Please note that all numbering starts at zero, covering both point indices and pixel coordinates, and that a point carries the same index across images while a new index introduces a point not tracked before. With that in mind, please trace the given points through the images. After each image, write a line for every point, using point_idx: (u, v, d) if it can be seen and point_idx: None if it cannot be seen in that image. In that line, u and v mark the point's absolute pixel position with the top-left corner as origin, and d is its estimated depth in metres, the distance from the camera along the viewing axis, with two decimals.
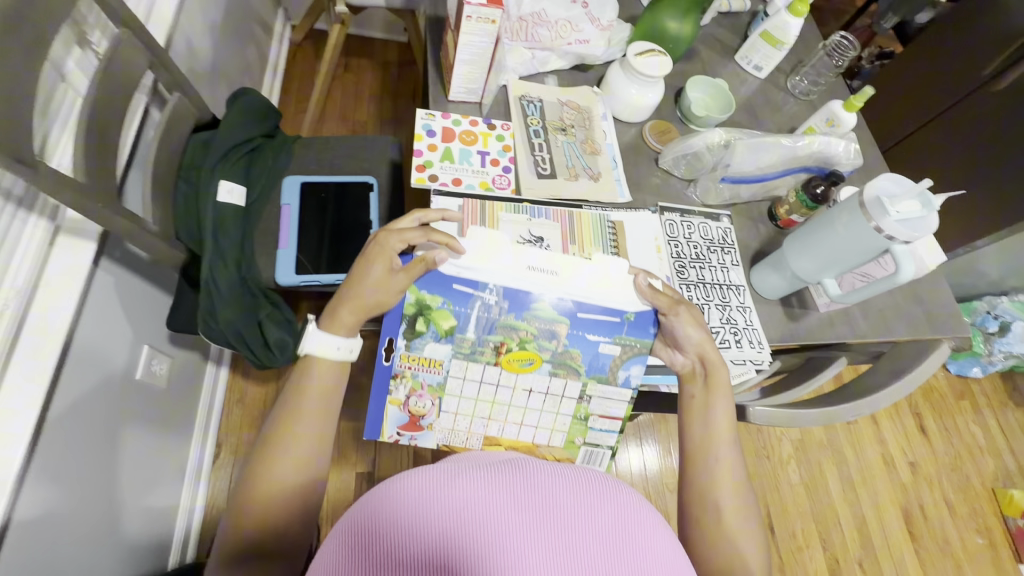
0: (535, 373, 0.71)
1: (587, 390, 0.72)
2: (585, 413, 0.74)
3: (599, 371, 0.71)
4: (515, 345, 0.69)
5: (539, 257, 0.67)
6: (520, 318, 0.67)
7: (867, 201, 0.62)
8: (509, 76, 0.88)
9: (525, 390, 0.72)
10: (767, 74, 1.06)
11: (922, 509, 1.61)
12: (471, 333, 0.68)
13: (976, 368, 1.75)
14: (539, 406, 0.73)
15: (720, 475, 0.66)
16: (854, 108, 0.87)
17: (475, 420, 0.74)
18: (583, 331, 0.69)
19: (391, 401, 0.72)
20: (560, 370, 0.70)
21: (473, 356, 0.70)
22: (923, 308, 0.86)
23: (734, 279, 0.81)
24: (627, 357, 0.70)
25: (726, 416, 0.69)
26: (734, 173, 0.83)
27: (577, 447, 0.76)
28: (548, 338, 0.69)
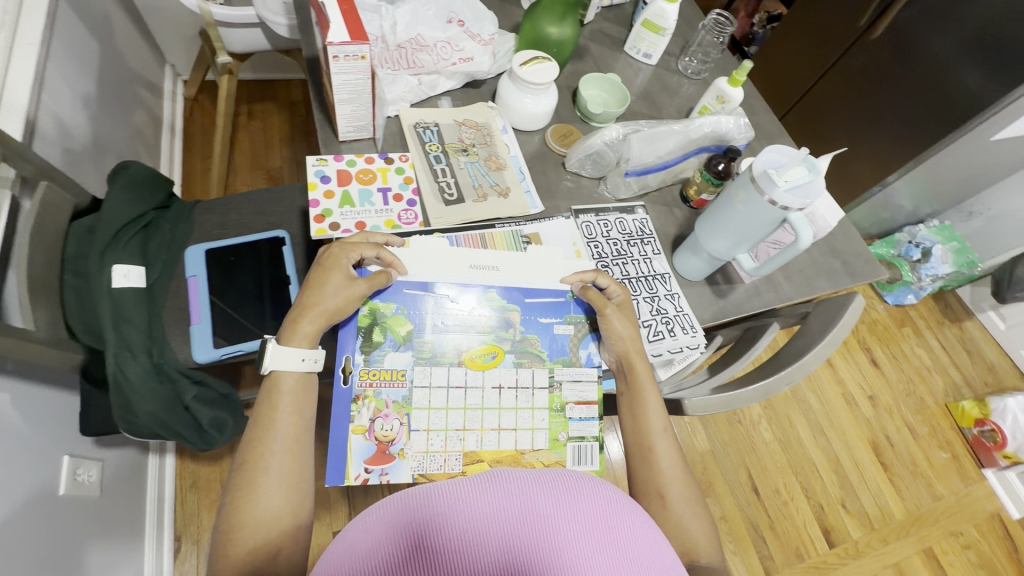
0: (499, 367, 0.71)
1: (554, 374, 0.72)
2: (560, 402, 0.71)
3: (562, 353, 0.73)
4: (475, 338, 0.71)
5: (479, 255, 0.73)
6: (477, 307, 0.72)
7: (757, 176, 0.63)
8: (397, 107, 0.85)
9: (495, 389, 0.70)
10: (658, 60, 1.07)
11: (888, 437, 1.69)
12: (429, 334, 0.70)
13: (910, 295, 1.85)
14: (512, 405, 0.70)
15: (670, 471, 0.65)
16: (739, 82, 0.89)
17: (450, 435, 0.68)
18: (536, 314, 0.74)
19: (355, 430, 0.66)
20: (525, 358, 0.72)
21: (435, 359, 0.70)
22: (840, 259, 0.89)
23: (657, 268, 0.82)
24: (581, 335, 0.74)
25: (658, 411, 0.69)
26: (638, 165, 0.84)
27: (563, 446, 0.70)
28: (506, 328, 0.72)
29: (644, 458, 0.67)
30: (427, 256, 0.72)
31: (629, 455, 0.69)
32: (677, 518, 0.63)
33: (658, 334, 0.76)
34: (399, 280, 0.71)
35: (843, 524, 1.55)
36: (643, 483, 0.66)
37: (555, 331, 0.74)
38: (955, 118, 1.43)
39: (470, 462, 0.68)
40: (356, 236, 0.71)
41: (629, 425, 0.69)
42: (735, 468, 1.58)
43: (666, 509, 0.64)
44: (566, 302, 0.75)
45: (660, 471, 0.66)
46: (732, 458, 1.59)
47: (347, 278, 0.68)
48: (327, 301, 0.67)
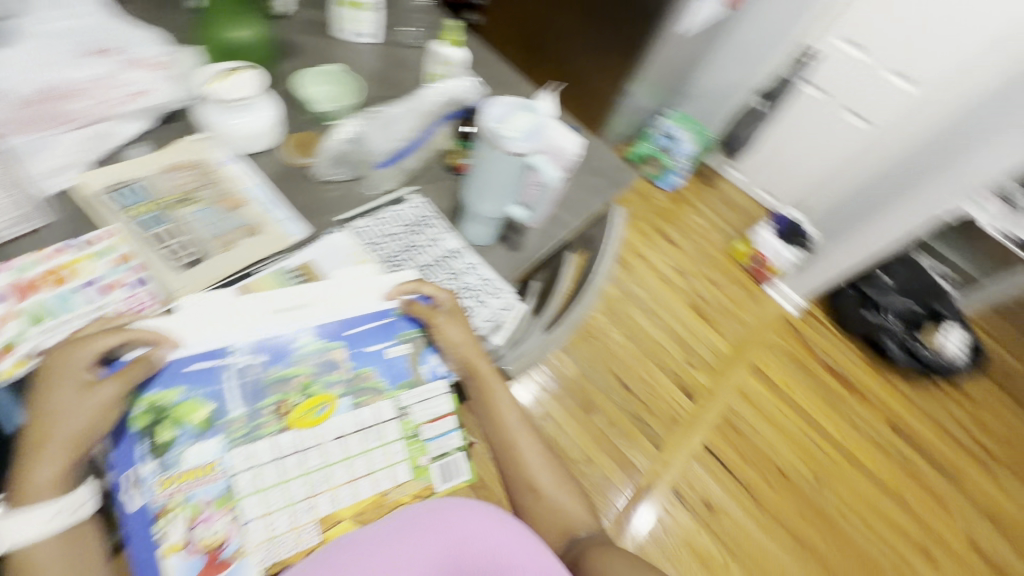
0: (334, 416, 0.64)
1: (400, 402, 0.68)
2: (413, 427, 0.68)
3: (401, 377, 0.69)
4: (297, 396, 0.63)
5: (282, 294, 0.66)
6: (291, 363, 0.64)
7: (488, 133, 0.65)
8: (68, 175, 0.68)
9: (338, 441, 0.64)
10: (374, 35, 1.02)
11: (699, 295, 2.03)
12: (237, 408, 0.60)
13: (675, 176, 2.21)
14: (360, 450, 0.65)
15: (536, 464, 0.70)
16: (456, 43, 0.90)
17: (296, 509, 0.60)
18: (362, 344, 0.68)
19: (168, 551, 0.55)
20: (363, 396, 0.66)
21: (252, 433, 0.60)
22: (599, 175, 0.99)
23: (449, 246, 0.81)
24: (418, 350, 0.71)
25: (513, 411, 0.72)
26: (388, 153, 0.78)
27: (426, 470, 0.67)
28: (332, 370, 0.66)
29: (511, 458, 0.71)
30: (204, 322, 0.62)
31: (498, 459, 0.72)
32: (552, 502, 0.69)
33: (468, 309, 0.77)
34: (173, 359, 0.59)
35: (694, 377, 1.85)
36: (516, 479, 0.70)
37: (388, 354, 0.69)
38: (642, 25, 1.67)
39: (329, 527, 0.61)
40: (89, 327, 0.58)
41: (490, 431, 0.72)
42: (604, 375, 1.76)
43: (541, 500, 0.70)
44: (392, 322, 0.70)
45: (528, 467, 0.70)
46: (600, 370, 1.77)
47: (87, 386, 0.55)
48: (63, 426, 0.54)
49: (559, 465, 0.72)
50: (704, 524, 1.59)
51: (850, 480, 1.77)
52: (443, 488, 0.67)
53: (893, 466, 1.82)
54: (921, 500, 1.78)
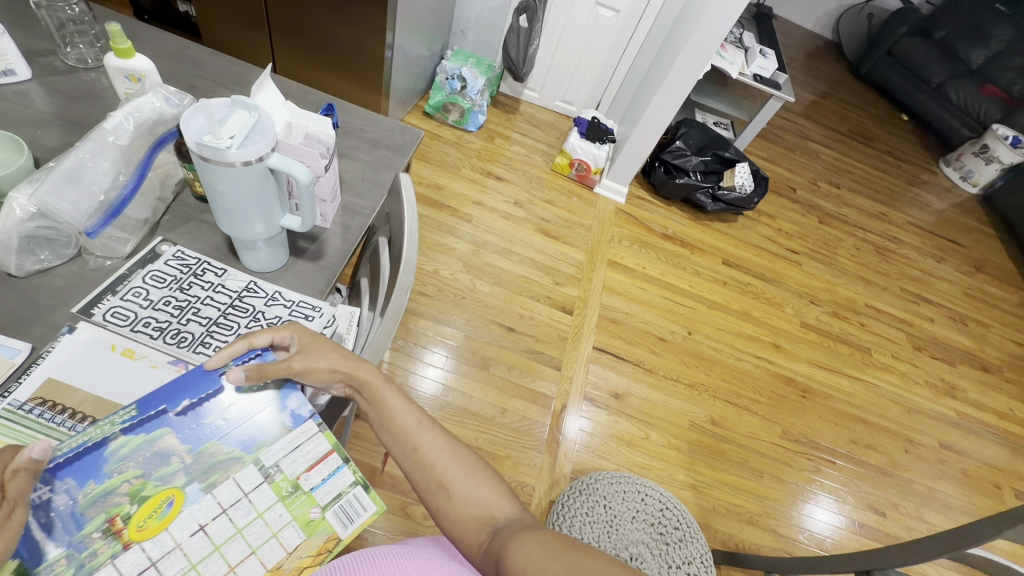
0: (184, 510, 0.48)
1: (262, 464, 0.52)
2: (290, 481, 0.52)
3: (258, 435, 0.52)
4: (130, 506, 0.47)
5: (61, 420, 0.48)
6: (106, 474, 0.47)
7: (200, 152, 0.53)
8: None
9: (203, 538, 0.48)
10: (28, 69, 0.79)
11: (542, 218, 2.11)
12: (49, 551, 0.44)
13: (478, 114, 2.19)
14: (231, 533, 0.49)
15: (441, 457, 0.54)
16: (130, 51, 0.72)
17: None
18: (195, 415, 0.52)
19: None
20: (214, 476, 0.50)
21: (82, 571, 0.44)
22: (378, 146, 0.92)
23: (236, 285, 0.69)
24: (272, 397, 0.55)
25: (408, 407, 0.57)
26: (95, 214, 0.61)
27: (321, 522, 0.51)
28: (165, 460, 0.49)
29: (411, 458, 0.54)
30: None
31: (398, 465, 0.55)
32: (463, 499, 0.52)
33: None
34: None
35: (567, 293, 1.96)
36: (421, 482, 0.53)
37: (234, 415, 0.53)
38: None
39: None
40: None
41: (383, 432, 0.57)
42: (489, 328, 1.78)
43: (455, 500, 0.52)
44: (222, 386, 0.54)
45: (431, 462, 0.54)
46: (482, 324, 1.78)
47: None
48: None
49: (474, 453, 0.56)
50: (620, 412, 1.75)
51: (712, 321, 2.06)
52: (347, 537, 0.51)
53: (738, 294, 2.16)
54: (765, 310, 2.14)
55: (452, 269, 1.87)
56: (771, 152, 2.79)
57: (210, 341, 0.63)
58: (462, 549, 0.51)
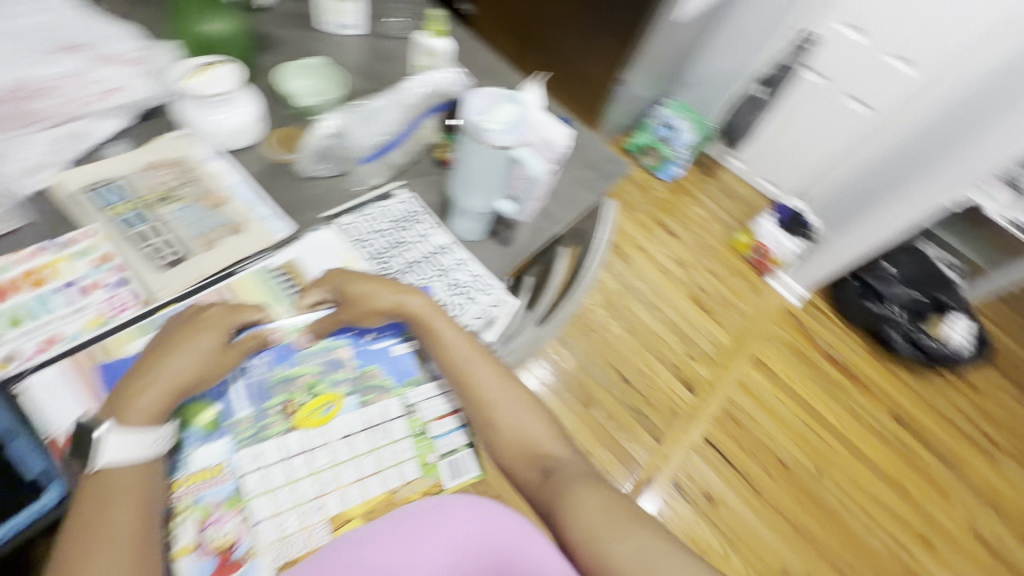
0: (342, 414, 0.64)
1: (405, 400, 0.66)
2: (421, 424, 0.65)
3: (407, 374, 0.68)
4: (304, 395, 0.63)
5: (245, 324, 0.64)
6: (296, 365, 0.65)
7: (471, 127, 0.62)
8: (49, 174, 0.67)
9: (345, 439, 0.63)
10: (360, 28, 0.99)
11: (699, 286, 2.01)
12: (244, 409, 0.61)
13: (676, 167, 2.17)
14: (368, 448, 0.63)
15: (493, 394, 0.62)
16: (441, 32, 0.87)
17: (306, 509, 0.59)
18: (364, 348, 0.68)
19: (179, 553, 0.53)
20: (368, 396, 0.65)
21: (259, 434, 0.60)
22: (590, 167, 0.97)
23: (439, 242, 0.79)
24: (421, 349, 0.70)
25: (462, 344, 0.64)
26: (371, 151, 0.78)
27: (436, 467, 0.64)
28: (337, 369, 0.66)
29: (463, 395, 0.63)
30: None
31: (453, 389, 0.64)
32: (512, 433, 0.61)
33: (457, 308, 0.74)
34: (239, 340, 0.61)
35: (694, 369, 1.83)
36: (473, 415, 0.63)
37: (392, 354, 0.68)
38: (634, 14, 1.62)
39: (341, 525, 0.59)
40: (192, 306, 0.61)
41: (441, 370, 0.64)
42: (603, 369, 1.75)
43: (502, 430, 0.62)
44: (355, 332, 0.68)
45: (484, 397, 0.62)
46: (598, 360, 1.76)
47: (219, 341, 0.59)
48: (180, 360, 0.56)
49: (519, 388, 0.64)
50: (704, 516, 1.58)
51: (849, 470, 1.75)
52: (453, 485, 0.63)
53: (895, 456, 1.81)
54: (925, 492, 1.75)
55: (592, 300, 1.88)
56: (1005, 317, 2.27)
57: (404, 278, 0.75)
58: (507, 469, 0.62)
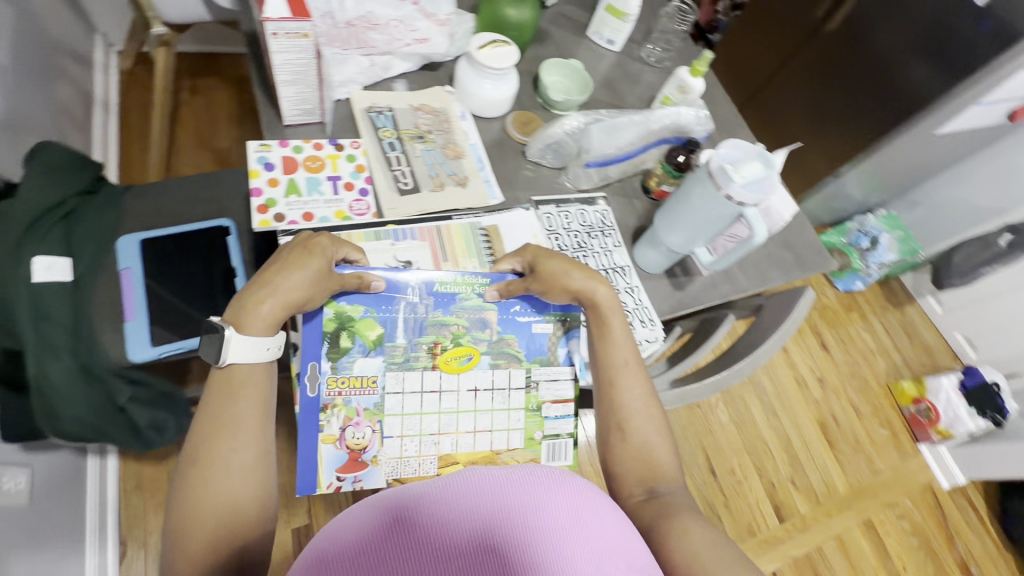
0: (475, 369, 0.68)
1: (530, 375, 0.70)
2: (537, 401, 0.71)
3: (539, 353, 0.70)
4: (449, 342, 0.67)
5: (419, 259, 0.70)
6: (450, 312, 0.67)
7: (713, 171, 0.63)
8: (349, 88, 0.80)
9: (471, 391, 0.68)
10: (621, 46, 1.05)
11: (834, 416, 1.76)
12: (400, 339, 0.66)
13: (858, 281, 1.89)
14: (487, 406, 0.69)
15: (634, 403, 0.62)
16: (700, 73, 0.89)
17: (425, 440, 0.67)
18: (512, 317, 0.70)
19: (325, 440, 0.64)
20: (500, 360, 0.69)
21: (407, 363, 0.66)
22: (791, 250, 0.91)
23: (619, 261, 0.81)
24: (561, 332, 0.71)
25: (628, 348, 0.64)
26: (598, 156, 0.81)
27: (538, 443, 0.70)
28: (481, 328, 0.69)
29: (608, 391, 0.63)
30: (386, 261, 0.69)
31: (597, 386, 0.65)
32: (637, 449, 0.60)
33: None
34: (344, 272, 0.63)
35: (792, 499, 1.62)
36: (606, 417, 0.63)
37: (534, 329, 0.70)
38: (889, 114, 1.43)
39: (446, 463, 0.68)
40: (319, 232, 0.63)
41: (596, 359, 0.65)
42: (693, 450, 1.61)
43: (628, 441, 0.61)
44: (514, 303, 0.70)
45: (624, 404, 0.62)
46: (690, 438, 1.63)
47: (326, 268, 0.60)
48: (292, 278, 0.57)
49: (662, 414, 0.63)
50: None
51: None
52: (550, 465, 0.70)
53: None
54: None
55: None
56: None
57: None
58: (617, 481, 0.61)
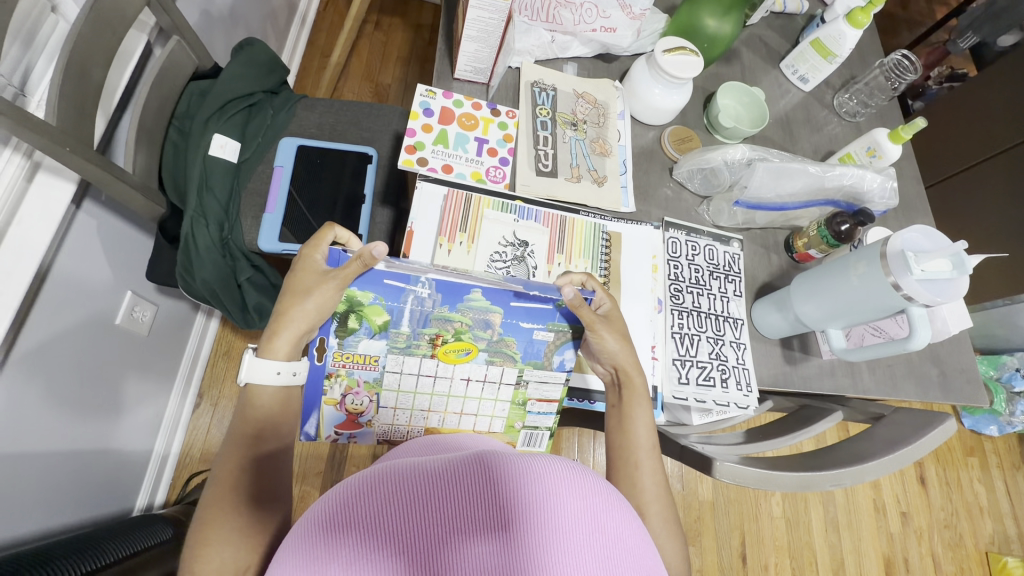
0: (471, 363, 0.60)
1: (523, 374, 0.62)
2: (522, 397, 0.64)
3: (535, 357, 0.61)
4: (450, 337, 0.58)
5: (525, 234, 0.69)
6: (456, 308, 0.58)
7: (890, 253, 0.56)
8: (522, 59, 0.80)
9: (463, 381, 0.61)
10: (813, 87, 0.96)
11: (906, 561, 1.49)
12: (405, 326, 0.58)
13: (993, 427, 1.57)
14: (476, 394, 0.63)
15: (653, 490, 0.57)
16: (901, 139, 0.78)
17: (414, 414, 0.63)
18: (520, 328, 0.60)
19: (326, 401, 0.61)
20: (496, 359, 0.60)
21: (408, 349, 0.59)
22: (938, 367, 0.78)
23: (733, 311, 0.74)
24: (559, 342, 0.61)
25: (647, 430, 0.60)
26: (750, 197, 0.75)
27: (517, 431, 0.66)
28: (484, 326, 0.59)
29: (625, 473, 0.58)
30: (497, 234, 0.68)
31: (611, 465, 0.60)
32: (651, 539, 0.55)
33: (709, 380, 0.69)
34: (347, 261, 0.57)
35: None
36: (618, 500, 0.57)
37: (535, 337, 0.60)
38: None
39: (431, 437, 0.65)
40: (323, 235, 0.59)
41: (613, 439, 0.60)
42: (731, 530, 1.45)
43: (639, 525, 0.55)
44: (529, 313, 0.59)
45: (642, 489, 0.57)
46: (730, 519, 1.45)
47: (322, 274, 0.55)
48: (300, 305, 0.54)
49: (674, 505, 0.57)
50: None
51: None
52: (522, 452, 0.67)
53: None
54: None
55: None
56: None
57: (685, 317, 0.72)
58: None
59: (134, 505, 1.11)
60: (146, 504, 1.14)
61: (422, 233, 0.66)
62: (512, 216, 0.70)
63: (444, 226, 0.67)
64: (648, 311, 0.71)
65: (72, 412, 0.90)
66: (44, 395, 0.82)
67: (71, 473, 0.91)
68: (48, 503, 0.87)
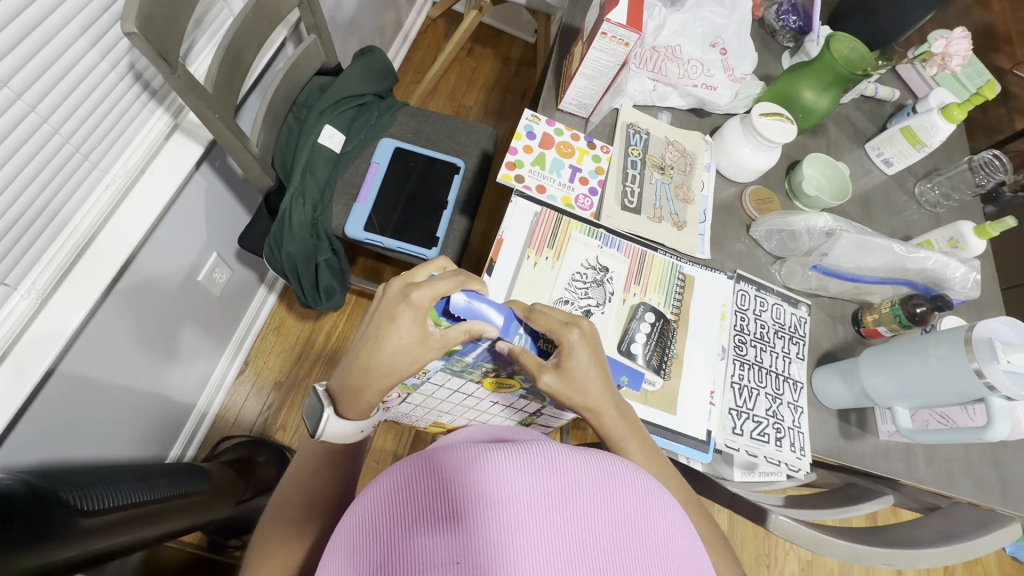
0: (505, 393, 0.69)
1: (544, 409, 0.73)
2: (529, 421, 0.80)
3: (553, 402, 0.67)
4: (506, 374, 0.62)
5: (604, 259, 0.73)
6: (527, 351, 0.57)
7: (975, 339, 0.57)
8: (623, 101, 0.85)
9: (491, 400, 0.73)
10: (895, 171, 0.97)
11: None
12: (470, 358, 0.59)
13: None
14: (493, 410, 0.77)
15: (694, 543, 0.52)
16: (985, 235, 0.79)
17: (435, 406, 0.77)
18: None
19: None
20: (531, 396, 0.69)
21: (460, 372, 0.63)
22: (999, 472, 0.75)
23: (793, 373, 0.74)
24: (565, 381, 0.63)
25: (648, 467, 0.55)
26: (829, 264, 0.77)
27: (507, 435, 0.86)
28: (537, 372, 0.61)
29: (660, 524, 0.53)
30: (578, 255, 0.72)
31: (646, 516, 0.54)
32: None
33: (763, 436, 0.69)
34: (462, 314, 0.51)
35: None
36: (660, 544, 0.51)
37: None
38: None
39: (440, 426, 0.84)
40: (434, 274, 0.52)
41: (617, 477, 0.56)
42: None
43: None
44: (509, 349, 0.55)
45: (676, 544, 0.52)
46: None
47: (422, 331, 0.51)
48: (392, 355, 0.51)
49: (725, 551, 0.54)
50: None
51: None
52: None
53: None
54: None
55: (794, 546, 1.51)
56: None
57: (746, 369, 0.73)
58: None
59: (167, 454, 1.14)
60: (177, 456, 1.17)
61: (511, 243, 0.70)
62: (593, 242, 0.73)
63: (532, 239, 0.71)
64: (711, 357, 0.72)
65: (145, 354, 0.95)
66: (127, 332, 0.88)
67: (129, 410, 0.97)
68: (104, 434, 0.91)
